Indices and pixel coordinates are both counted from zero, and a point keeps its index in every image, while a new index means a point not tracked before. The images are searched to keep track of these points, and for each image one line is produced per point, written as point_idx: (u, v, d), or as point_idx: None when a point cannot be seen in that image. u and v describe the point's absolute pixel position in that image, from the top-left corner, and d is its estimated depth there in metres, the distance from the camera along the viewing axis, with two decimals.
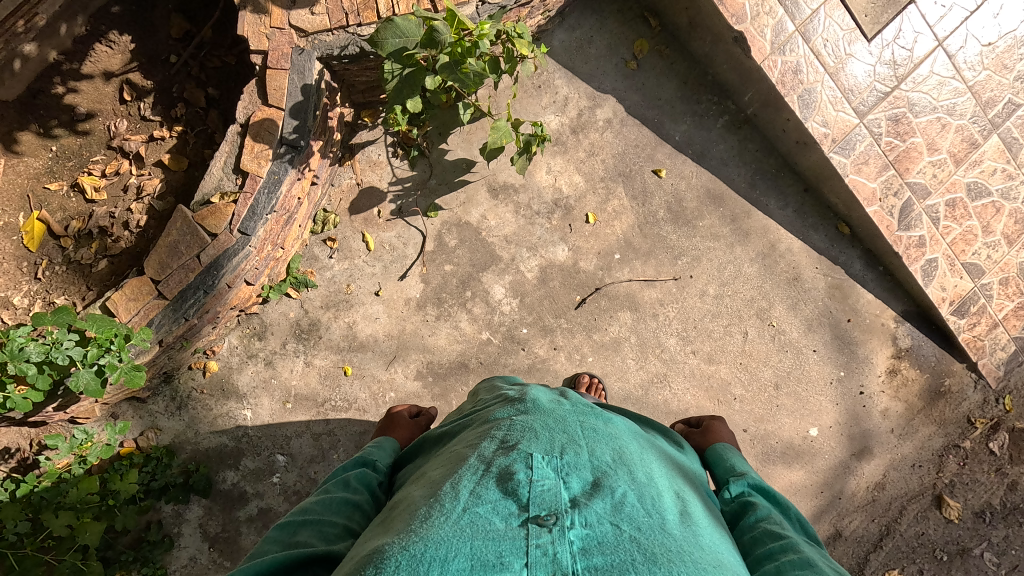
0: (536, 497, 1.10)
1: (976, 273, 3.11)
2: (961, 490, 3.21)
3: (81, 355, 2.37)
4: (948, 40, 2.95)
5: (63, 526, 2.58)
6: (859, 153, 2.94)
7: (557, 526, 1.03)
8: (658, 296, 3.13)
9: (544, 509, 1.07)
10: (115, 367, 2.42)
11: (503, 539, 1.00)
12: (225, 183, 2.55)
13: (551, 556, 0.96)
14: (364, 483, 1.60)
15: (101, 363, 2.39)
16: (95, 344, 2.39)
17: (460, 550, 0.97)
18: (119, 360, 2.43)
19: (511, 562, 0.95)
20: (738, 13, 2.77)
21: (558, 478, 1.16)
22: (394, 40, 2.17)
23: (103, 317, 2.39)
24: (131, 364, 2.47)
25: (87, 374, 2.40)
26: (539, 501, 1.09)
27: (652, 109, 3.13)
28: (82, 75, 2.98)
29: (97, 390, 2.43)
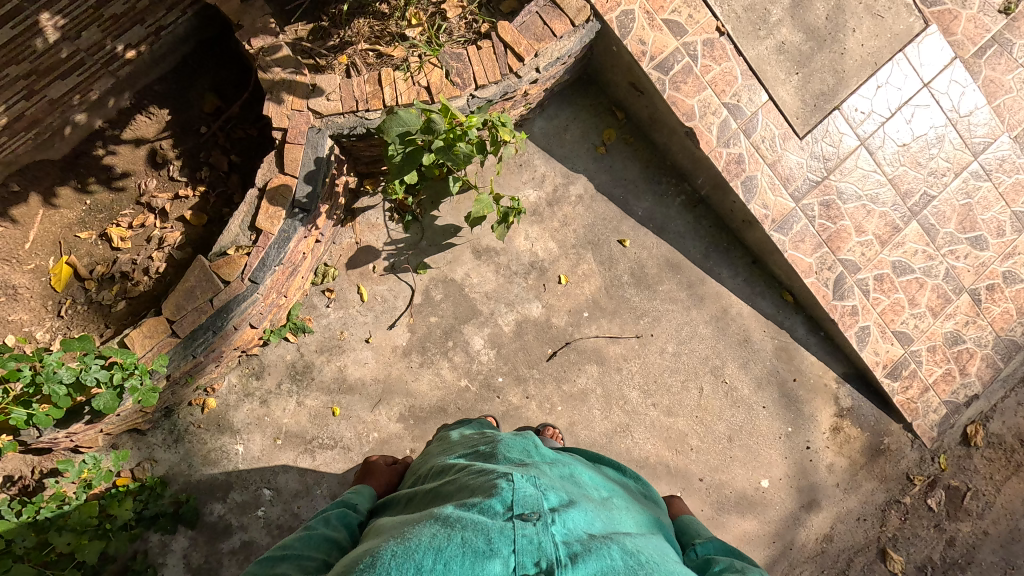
0: (519, 498, 1.38)
1: (906, 340, 3.49)
2: (904, 544, 3.44)
3: (107, 377, 2.68)
4: (869, 140, 3.46)
5: (65, 544, 2.79)
6: (795, 232, 3.38)
7: (540, 521, 1.32)
8: (621, 351, 3.47)
9: (526, 508, 1.36)
10: (137, 388, 2.74)
11: (492, 532, 1.26)
12: (241, 238, 2.93)
13: (536, 544, 1.25)
14: (342, 523, 1.79)
15: (125, 384, 2.71)
16: (120, 369, 2.71)
17: (452, 541, 1.22)
18: (141, 381, 2.75)
19: (500, 550, 1.21)
20: (688, 111, 3.25)
21: (538, 490, 1.44)
22: (398, 128, 2.64)
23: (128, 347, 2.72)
24: (150, 386, 2.79)
25: (110, 394, 2.71)
26: (522, 502, 1.37)
27: (618, 188, 3.59)
28: (121, 141, 3.41)
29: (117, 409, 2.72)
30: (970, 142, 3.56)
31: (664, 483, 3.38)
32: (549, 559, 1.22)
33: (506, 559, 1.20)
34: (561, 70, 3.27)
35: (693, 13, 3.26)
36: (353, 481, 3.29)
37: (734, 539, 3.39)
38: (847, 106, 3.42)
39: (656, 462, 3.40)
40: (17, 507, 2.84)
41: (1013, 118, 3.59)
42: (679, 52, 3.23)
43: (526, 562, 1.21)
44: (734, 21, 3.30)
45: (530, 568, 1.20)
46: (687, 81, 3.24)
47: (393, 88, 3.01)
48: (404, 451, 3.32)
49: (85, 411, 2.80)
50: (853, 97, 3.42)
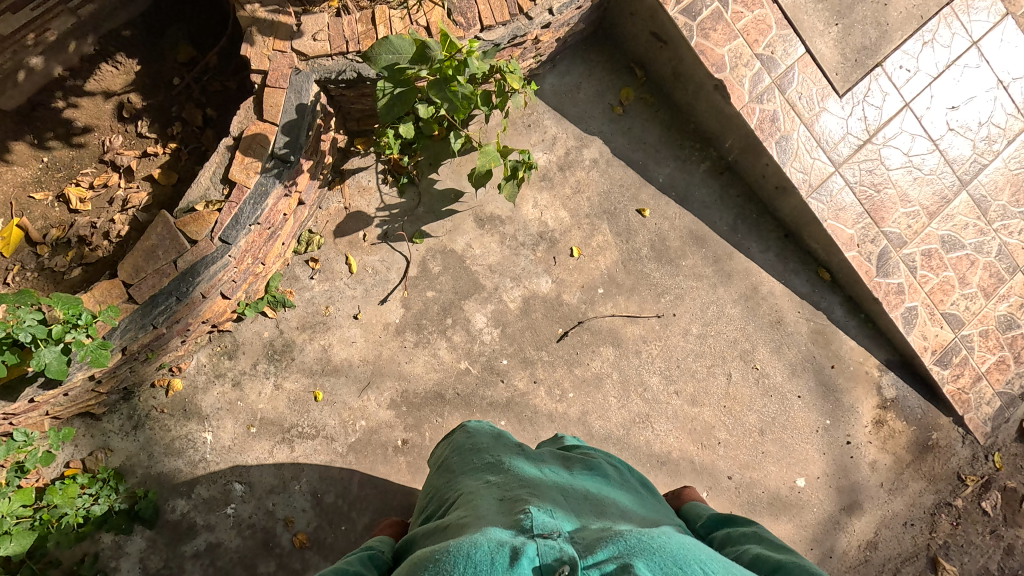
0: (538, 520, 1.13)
1: (956, 324, 3.13)
2: (957, 553, 3.06)
3: (44, 334, 2.24)
4: (914, 102, 3.14)
5: None
6: (835, 200, 3.04)
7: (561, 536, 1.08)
8: (640, 333, 3.11)
9: (547, 527, 1.10)
10: (82, 343, 2.31)
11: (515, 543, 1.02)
12: (211, 192, 2.55)
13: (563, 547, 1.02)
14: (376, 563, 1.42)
15: (67, 340, 2.27)
16: (60, 323, 2.27)
17: (464, 549, 1.00)
18: (87, 336, 2.33)
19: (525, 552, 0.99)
20: (717, 62, 2.92)
21: (557, 519, 1.18)
22: (387, 55, 2.28)
23: (70, 295, 2.27)
24: (99, 342, 2.36)
25: (50, 353, 2.27)
26: (542, 524, 1.12)
27: (636, 152, 3.24)
28: (84, 91, 3.02)
29: (60, 370, 2.29)
30: (1022, 107, 3.24)
31: (689, 481, 3.01)
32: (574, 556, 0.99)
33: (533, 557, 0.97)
34: (576, 15, 2.94)
35: None
36: (337, 476, 2.91)
37: None
38: (890, 63, 3.09)
39: (679, 458, 3.02)
40: None
41: None
42: None
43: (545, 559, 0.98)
44: None
45: (552, 565, 0.96)
46: (717, 29, 2.91)
47: (388, 28, 2.66)
48: (395, 442, 2.94)
49: (26, 380, 2.35)
50: (898, 53, 3.10)
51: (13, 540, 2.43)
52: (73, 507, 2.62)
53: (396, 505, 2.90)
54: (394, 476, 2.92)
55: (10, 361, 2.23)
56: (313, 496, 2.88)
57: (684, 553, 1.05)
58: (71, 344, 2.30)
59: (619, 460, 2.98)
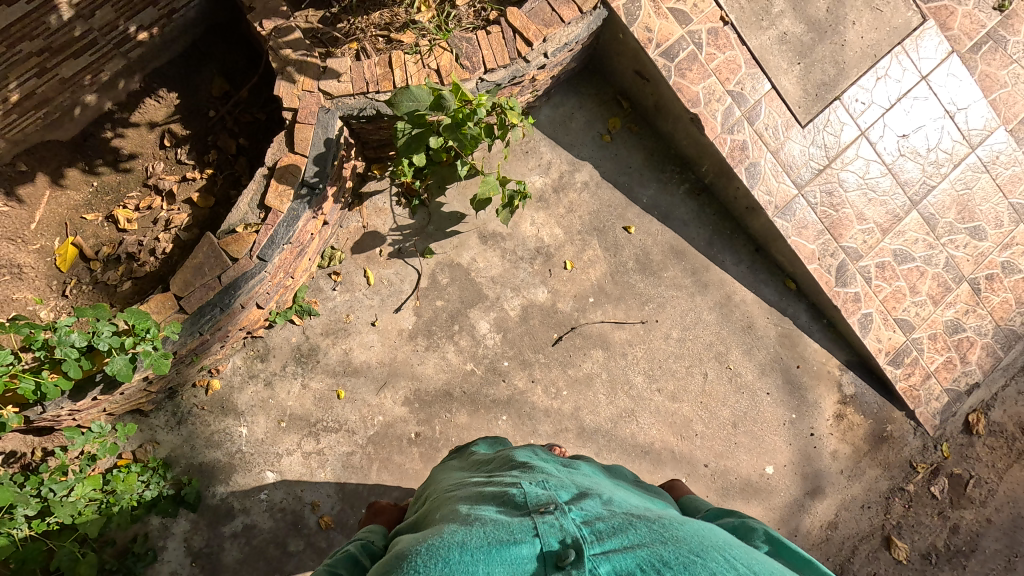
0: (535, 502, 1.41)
1: (908, 328, 3.52)
2: (908, 532, 3.45)
3: (118, 343, 2.61)
4: (869, 130, 3.53)
5: (69, 514, 2.78)
6: (798, 219, 3.43)
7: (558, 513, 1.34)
8: (627, 337, 3.49)
9: (542, 506, 1.38)
10: (149, 353, 2.67)
11: (517, 526, 1.28)
12: (249, 216, 2.93)
13: (558, 526, 1.28)
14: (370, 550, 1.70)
15: (137, 350, 2.64)
16: (131, 334, 2.65)
17: (476, 536, 1.24)
18: (153, 347, 2.69)
19: (525, 535, 1.24)
20: (693, 98, 3.30)
21: (549, 491, 1.51)
22: (407, 103, 2.67)
23: (141, 311, 2.64)
24: (162, 351, 2.72)
25: (121, 360, 2.64)
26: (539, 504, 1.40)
27: (623, 175, 3.63)
28: (130, 123, 3.43)
29: (129, 375, 2.65)
30: (967, 134, 3.63)
31: (670, 469, 3.39)
32: (573, 535, 1.24)
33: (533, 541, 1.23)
34: (568, 56, 3.32)
35: (698, 2, 3.33)
36: (357, 464, 3.28)
37: None
38: (848, 97, 3.49)
39: (661, 448, 3.41)
40: (21, 479, 2.80)
41: (1009, 112, 3.67)
42: (684, 40, 3.30)
43: (550, 542, 1.22)
44: (738, 12, 3.37)
45: (556, 545, 1.21)
46: (692, 68, 3.30)
47: (403, 71, 3.05)
48: (409, 434, 3.31)
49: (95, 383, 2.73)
50: (854, 88, 3.49)
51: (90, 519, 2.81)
52: (131, 492, 3.00)
53: (410, 490, 3.27)
54: (408, 465, 3.29)
55: (88, 365, 2.61)
56: (337, 483, 3.26)
57: (673, 531, 1.29)
58: (139, 352, 2.66)
59: (607, 450, 3.36)
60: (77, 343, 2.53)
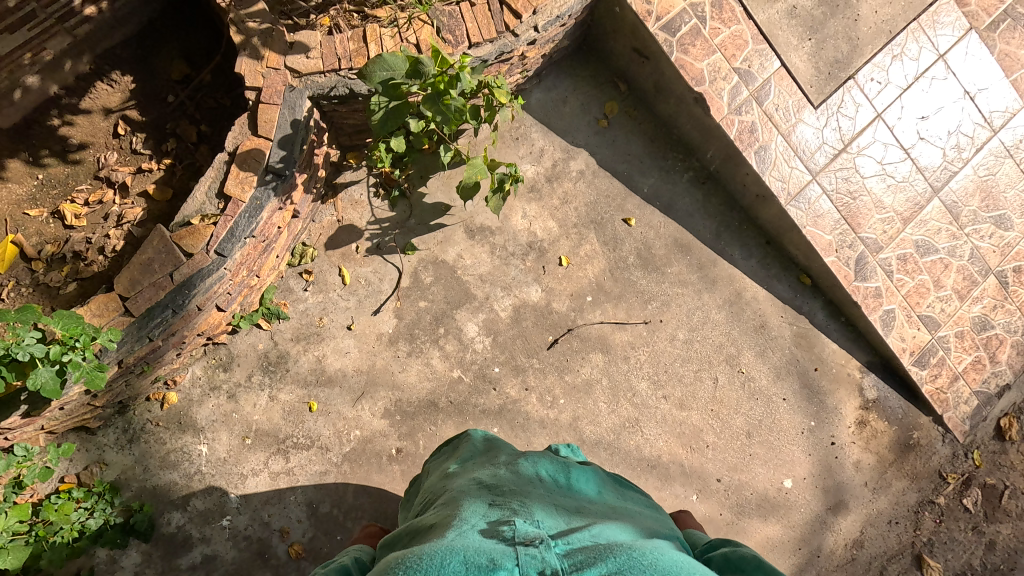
0: (517, 531, 1.15)
1: (933, 325, 3.24)
2: (941, 550, 3.14)
3: (42, 353, 2.26)
4: (886, 112, 3.27)
5: None
6: (814, 207, 3.15)
7: (543, 544, 1.09)
8: (629, 339, 3.18)
9: (527, 536, 1.12)
10: (78, 366, 2.32)
11: (492, 551, 1.04)
12: (207, 206, 2.60)
13: (540, 558, 1.03)
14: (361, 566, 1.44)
15: (64, 361, 2.29)
16: (59, 342, 2.30)
17: (441, 561, 1.01)
18: (83, 358, 2.34)
19: (503, 562, 1.00)
20: (697, 76, 3.03)
21: (540, 526, 1.20)
22: (381, 72, 2.36)
23: (71, 315, 2.29)
24: (95, 364, 2.37)
25: (47, 373, 2.29)
26: (522, 533, 1.13)
27: (621, 163, 3.34)
28: (80, 109, 3.08)
29: (54, 391, 2.30)
30: (989, 116, 3.39)
31: (679, 485, 3.07)
32: (556, 569, 1.01)
33: (511, 569, 0.98)
34: (559, 32, 3.04)
35: None
36: (332, 485, 2.94)
37: (755, 547, 3.06)
38: (862, 76, 3.23)
39: (669, 461, 3.09)
40: None
41: None
42: (686, 13, 3.03)
43: (528, 574, 0.99)
44: None
45: None
46: (696, 44, 3.03)
47: (378, 45, 2.75)
48: (389, 450, 2.98)
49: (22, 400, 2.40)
50: (869, 66, 3.24)
51: (11, 554, 2.43)
52: (68, 522, 2.64)
53: (391, 513, 2.93)
54: (388, 484, 2.95)
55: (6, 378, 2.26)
56: (308, 506, 2.91)
57: (677, 570, 1.04)
58: (67, 365, 2.31)
59: (610, 464, 3.04)
60: None
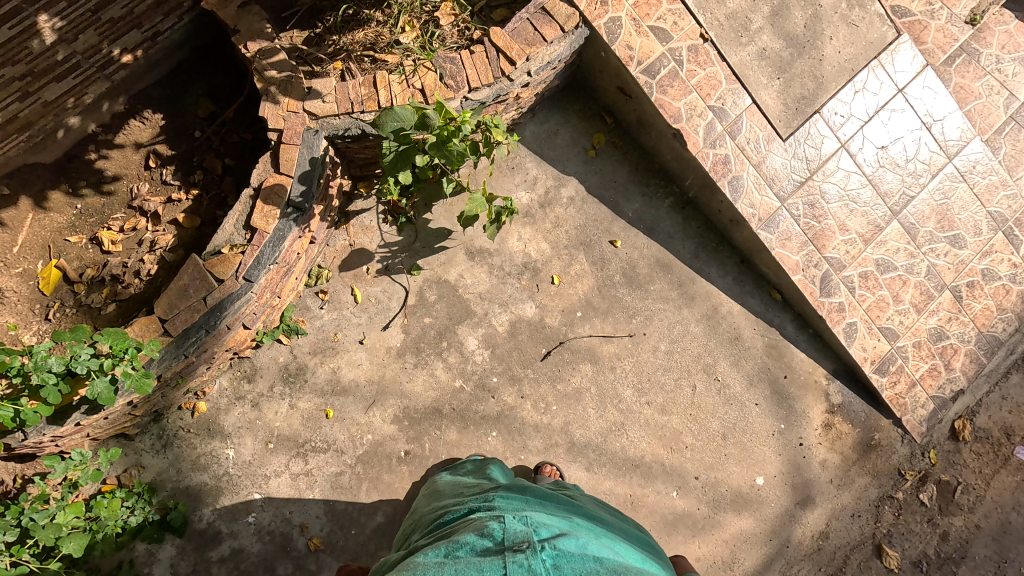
0: (509, 535, 1.47)
1: (892, 336, 3.56)
2: (899, 540, 3.46)
3: (96, 366, 2.57)
4: (849, 142, 3.59)
5: (51, 536, 2.70)
6: (782, 230, 3.47)
7: (530, 548, 1.41)
8: (615, 350, 3.50)
9: (517, 540, 1.44)
10: (128, 374, 2.63)
11: (487, 565, 1.36)
12: (235, 237, 2.92)
13: (526, 566, 1.35)
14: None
15: (116, 371, 2.60)
16: (110, 356, 2.61)
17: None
18: (132, 367, 2.64)
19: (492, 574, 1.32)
20: (675, 114, 3.35)
21: (529, 526, 1.53)
22: (392, 123, 2.65)
23: (118, 331, 2.61)
24: (142, 372, 2.68)
25: (101, 383, 2.60)
26: (513, 537, 1.46)
27: (608, 190, 3.66)
28: (114, 145, 3.42)
29: (109, 398, 2.61)
30: (944, 145, 3.70)
31: (661, 482, 3.39)
32: None
33: None
34: (551, 74, 3.35)
35: (678, 20, 3.39)
36: (347, 484, 3.25)
37: (730, 539, 3.38)
38: (827, 110, 3.55)
39: (651, 461, 3.41)
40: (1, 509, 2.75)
41: (984, 122, 3.76)
42: (665, 57, 3.35)
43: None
44: (717, 28, 3.43)
45: None
46: (674, 85, 3.35)
47: (388, 91, 3.07)
48: (398, 453, 3.29)
49: (76, 407, 2.70)
50: (833, 101, 3.56)
51: (72, 540, 2.72)
52: (115, 518, 2.94)
53: (400, 510, 3.25)
54: (397, 484, 3.27)
55: (65, 390, 2.57)
56: (326, 504, 3.23)
57: None
58: (119, 374, 2.62)
59: (597, 464, 3.37)
60: (54, 368, 2.50)
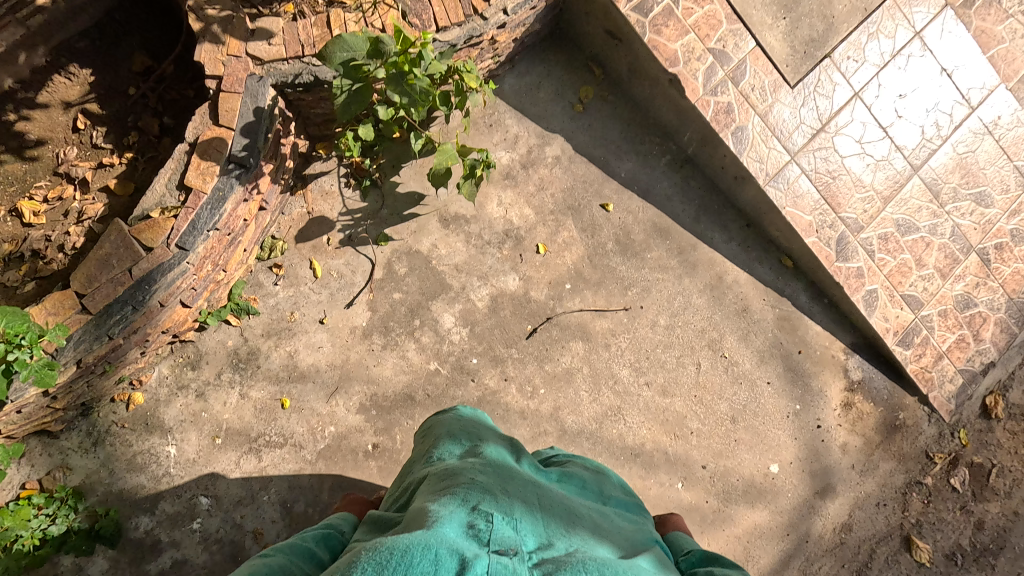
0: (494, 539, 1.00)
1: (916, 304, 3.20)
2: (930, 531, 3.10)
3: None
4: (863, 91, 3.23)
5: None
6: (792, 188, 3.11)
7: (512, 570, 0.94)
8: (609, 326, 3.12)
9: (499, 550, 0.98)
10: (25, 364, 2.25)
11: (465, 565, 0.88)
12: (167, 199, 2.51)
13: None
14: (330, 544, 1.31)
15: (9, 360, 2.22)
16: (3, 340, 2.23)
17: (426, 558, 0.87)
18: (31, 356, 2.27)
19: None
20: (670, 57, 2.98)
21: (513, 532, 1.07)
22: (342, 53, 2.29)
23: (14, 312, 2.22)
24: (44, 361, 2.30)
25: None
26: (496, 544, 0.99)
27: (598, 148, 3.28)
28: (37, 104, 2.96)
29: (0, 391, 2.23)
30: (966, 94, 3.36)
31: (664, 473, 3.01)
32: None
33: None
34: (530, 15, 2.97)
35: None
36: (306, 484, 2.85)
37: (742, 534, 3.01)
38: (838, 54, 3.19)
39: (653, 449, 3.03)
40: None
41: (1009, 68, 3.41)
42: None
43: None
44: None
45: None
46: (669, 24, 2.98)
47: (343, 31, 2.66)
48: (365, 446, 2.90)
49: None
50: (845, 44, 3.20)
51: None
52: (26, 528, 2.57)
53: None
54: (365, 481, 2.87)
55: None
56: (283, 506, 2.82)
57: None
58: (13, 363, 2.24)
59: (592, 454, 2.99)
60: None
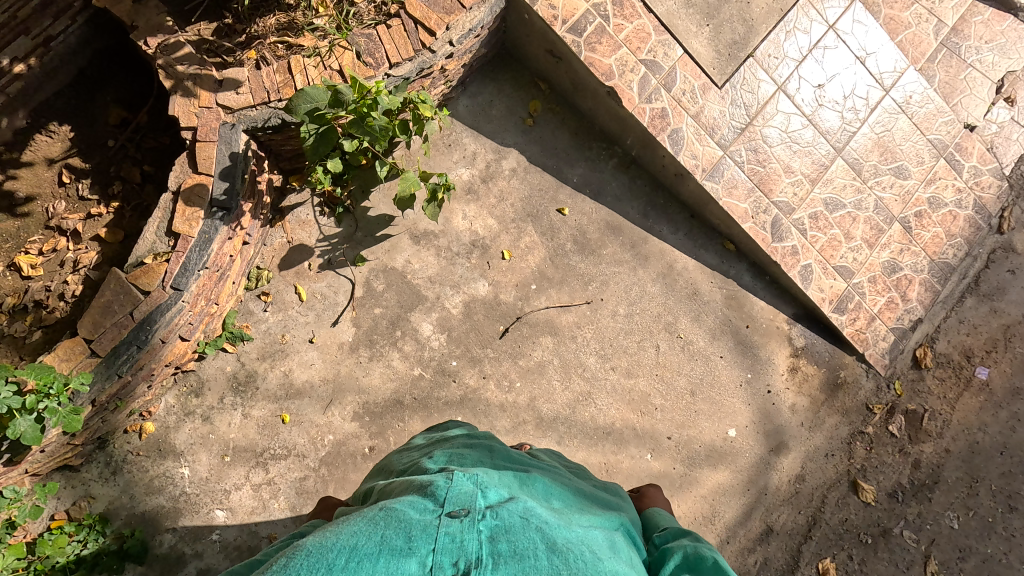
0: (452, 497, 1.23)
1: (847, 274, 3.56)
2: (873, 474, 3.49)
3: (19, 404, 2.46)
4: (786, 84, 3.55)
5: None
6: (727, 179, 3.42)
7: (468, 517, 1.16)
8: (574, 319, 3.44)
9: (458, 505, 1.21)
10: (54, 411, 2.52)
11: (413, 530, 1.12)
12: (158, 245, 2.73)
13: (458, 542, 1.09)
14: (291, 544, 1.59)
15: (40, 409, 2.49)
16: (34, 392, 2.49)
17: (369, 540, 1.10)
18: (59, 403, 2.54)
19: (417, 547, 1.07)
20: (606, 71, 3.26)
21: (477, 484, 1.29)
22: (305, 104, 2.56)
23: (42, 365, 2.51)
24: (70, 408, 2.57)
25: (26, 422, 2.48)
26: (455, 500, 1.22)
27: (550, 158, 3.57)
28: (22, 163, 3.16)
29: (35, 437, 2.50)
30: (880, 77, 3.68)
31: (634, 447, 3.35)
32: (470, 556, 1.06)
33: (424, 556, 1.05)
34: (475, 43, 3.23)
35: None
36: (312, 489, 3.13)
37: (708, 493, 3.37)
38: (760, 53, 3.51)
39: (622, 427, 3.37)
40: None
41: (916, 51, 3.76)
42: (589, 14, 3.25)
43: (443, 561, 1.05)
44: None
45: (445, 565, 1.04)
46: (602, 41, 3.26)
47: (304, 76, 2.89)
48: (363, 450, 3.19)
49: None
50: (764, 44, 3.51)
51: None
52: (64, 554, 2.82)
53: None
54: None
55: None
56: (292, 511, 3.11)
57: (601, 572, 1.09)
58: (44, 412, 2.51)
59: (568, 436, 3.31)
60: None
